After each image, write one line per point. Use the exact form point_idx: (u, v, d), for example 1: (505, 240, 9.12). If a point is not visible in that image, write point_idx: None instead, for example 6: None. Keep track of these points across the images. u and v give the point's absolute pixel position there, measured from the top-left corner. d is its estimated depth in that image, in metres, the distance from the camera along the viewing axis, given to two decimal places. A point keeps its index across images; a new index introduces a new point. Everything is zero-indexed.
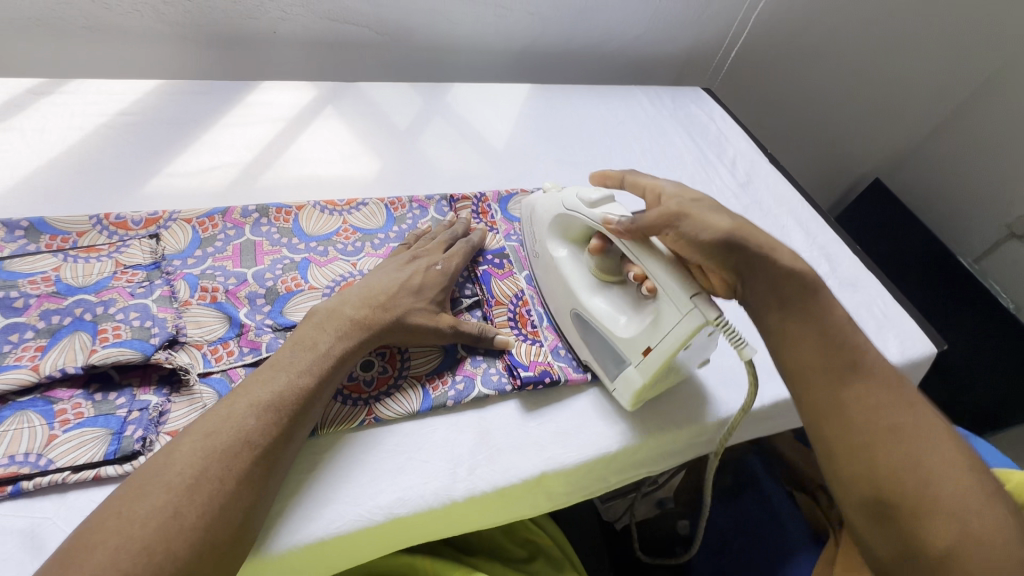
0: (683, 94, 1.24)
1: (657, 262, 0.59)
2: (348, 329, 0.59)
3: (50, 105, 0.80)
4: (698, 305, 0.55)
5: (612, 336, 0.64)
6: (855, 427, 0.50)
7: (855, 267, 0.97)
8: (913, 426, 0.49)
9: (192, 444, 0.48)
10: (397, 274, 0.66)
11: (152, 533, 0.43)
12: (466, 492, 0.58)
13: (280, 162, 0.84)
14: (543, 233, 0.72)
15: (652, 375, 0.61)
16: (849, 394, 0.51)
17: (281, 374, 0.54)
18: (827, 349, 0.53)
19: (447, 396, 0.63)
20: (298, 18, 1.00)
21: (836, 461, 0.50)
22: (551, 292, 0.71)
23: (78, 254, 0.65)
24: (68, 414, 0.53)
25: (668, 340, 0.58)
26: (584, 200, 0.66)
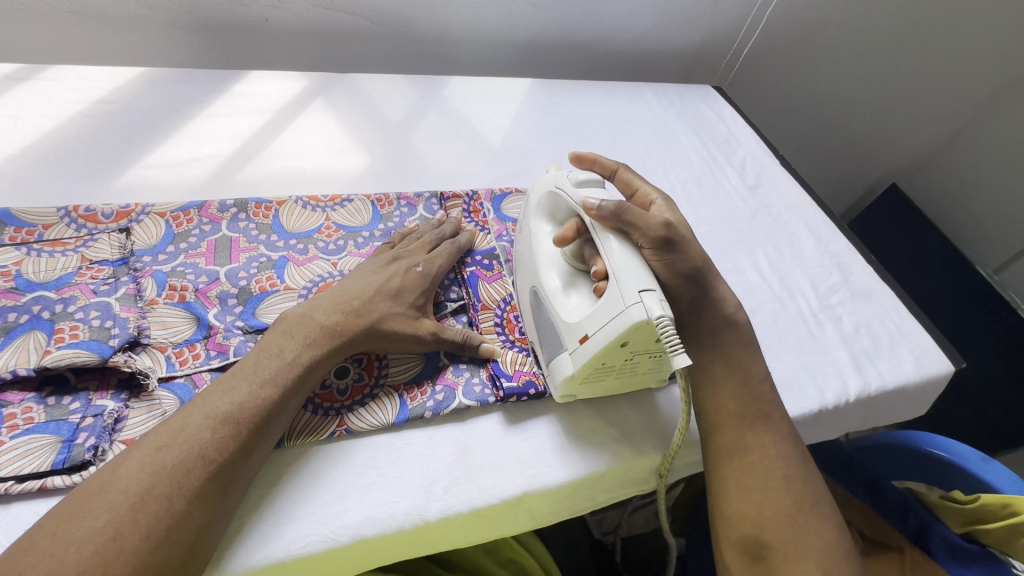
0: (692, 91, 1.19)
1: (621, 248, 0.55)
2: (319, 336, 0.56)
3: (28, 91, 0.77)
4: (645, 299, 0.50)
5: (554, 318, 0.60)
6: (751, 474, 0.56)
7: (868, 277, 0.92)
8: (798, 480, 0.57)
9: (140, 460, 0.44)
10: (375, 277, 0.62)
11: (89, 557, 0.39)
12: (441, 512, 0.54)
13: (264, 154, 0.81)
14: (528, 208, 0.68)
15: (581, 365, 0.56)
16: (753, 444, 0.58)
17: (243, 384, 0.50)
18: (743, 398, 0.60)
19: (425, 407, 0.59)
20: (291, 6, 0.96)
21: (728, 499, 0.56)
22: (519, 266, 0.68)
23: (42, 248, 0.62)
24: (18, 419, 0.50)
25: (605, 328, 0.53)
26: (571, 178, 0.62)
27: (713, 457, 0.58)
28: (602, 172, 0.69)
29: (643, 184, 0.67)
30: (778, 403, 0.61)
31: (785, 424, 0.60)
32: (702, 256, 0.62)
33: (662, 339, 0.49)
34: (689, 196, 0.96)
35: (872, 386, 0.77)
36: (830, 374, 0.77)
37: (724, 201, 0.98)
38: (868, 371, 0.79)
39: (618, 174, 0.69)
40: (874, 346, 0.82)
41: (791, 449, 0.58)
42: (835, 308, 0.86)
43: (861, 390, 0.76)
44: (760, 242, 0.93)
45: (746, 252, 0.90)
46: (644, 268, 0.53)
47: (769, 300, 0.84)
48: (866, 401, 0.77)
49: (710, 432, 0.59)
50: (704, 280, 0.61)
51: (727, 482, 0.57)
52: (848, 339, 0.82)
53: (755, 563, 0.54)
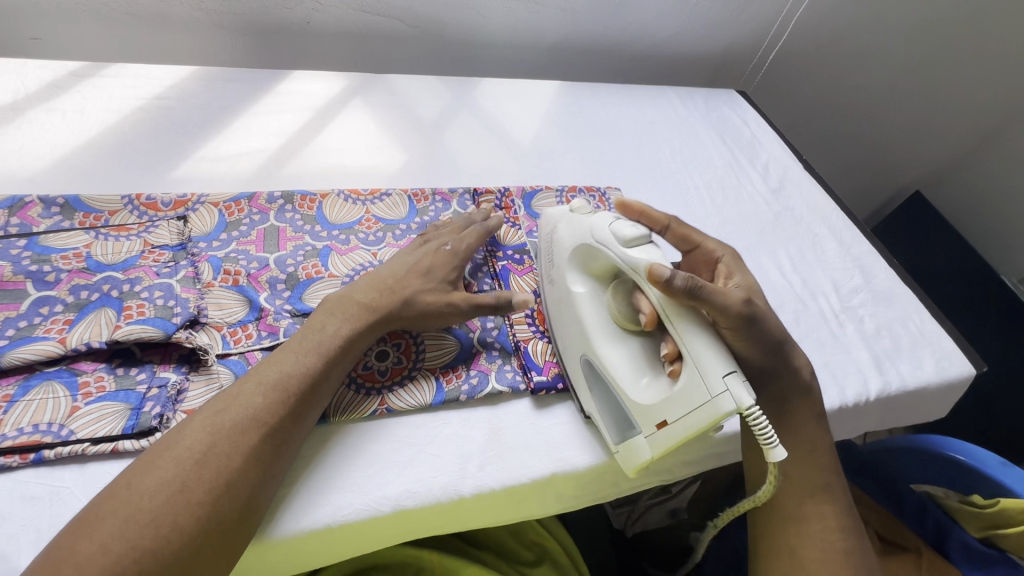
0: (716, 95, 1.21)
1: (696, 331, 0.52)
2: (358, 312, 0.59)
3: (91, 87, 0.82)
4: (730, 387, 0.50)
5: (624, 398, 0.59)
6: (809, 544, 0.56)
7: (891, 280, 0.93)
8: (858, 559, 0.56)
9: (202, 421, 0.48)
10: (409, 257, 0.66)
11: (160, 505, 0.43)
12: (475, 488, 0.58)
13: (307, 150, 0.85)
14: (568, 264, 0.64)
15: (662, 450, 0.56)
16: (812, 513, 0.58)
17: (290, 355, 0.54)
18: (805, 466, 0.60)
19: (460, 390, 0.63)
20: (332, 9, 1.01)
21: (782, 566, 0.57)
22: (563, 330, 0.66)
23: (108, 233, 0.66)
24: (91, 387, 0.55)
25: (689, 417, 0.53)
26: (618, 235, 0.57)
27: (769, 519, 0.60)
28: (652, 226, 0.67)
29: (704, 241, 0.67)
30: (841, 474, 0.62)
31: (845, 496, 0.60)
32: (782, 328, 0.61)
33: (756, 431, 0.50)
34: (712, 197, 0.99)
35: (892, 386, 0.79)
36: (851, 373, 0.78)
37: (747, 203, 1.00)
38: (889, 371, 0.80)
39: (671, 230, 0.66)
40: (895, 348, 0.83)
41: (855, 527, 0.58)
42: (857, 310, 0.87)
43: (881, 390, 0.78)
44: (782, 243, 0.94)
45: (769, 254, 0.92)
46: (723, 350, 0.52)
47: (791, 300, 0.86)
48: (886, 401, 0.78)
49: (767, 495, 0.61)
50: (785, 354, 0.61)
51: (782, 547, 0.58)
52: (870, 340, 0.84)
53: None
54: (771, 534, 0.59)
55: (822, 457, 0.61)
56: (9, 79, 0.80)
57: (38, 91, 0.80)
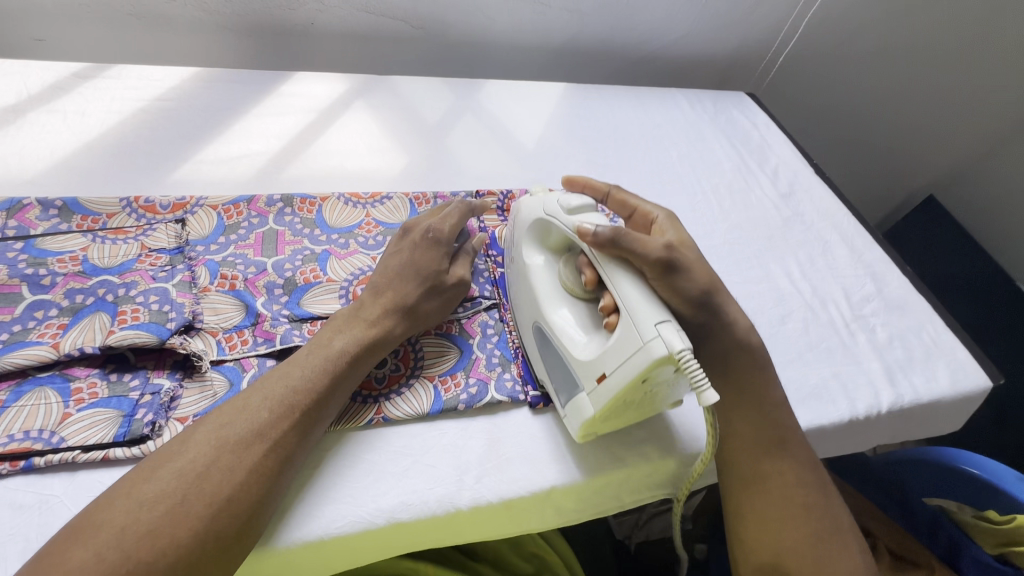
0: (725, 98, 1.19)
1: (628, 281, 0.54)
2: (364, 331, 0.58)
3: (93, 88, 0.82)
4: (663, 332, 0.49)
5: (568, 358, 0.58)
6: (769, 501, 0.56)
7: (904, 289, 0.91)
8: (821, 510, 0.57)
9: (207, 433, 0.47)
10: (395, 257, 0.64)
11: (158, 516, 0.42)
12: (472, 501, 0.56)
13: (308, 153, 0.84)
14: (520, 237, 0.67)
15: (602, 404, 0.54)
16: (770, 469, 0.58)
17: (298, 369, 0.53)
18: (757, 423, 0.60)
19: (459, 399, 0.61)
20: (335, 9, 1.00)
21: (749, 527, 0.57)
22: (518, 300, 0.66)
23: (105, 235, 0.65)
24: (83, 394, 0.54)
25: (624, 366, 0.52)
26: (563, 205, 0.61)
27: (730, 482, 0.59)
28: (594, 196, 0.70)
29: (640, 204, 0.68)
30: (796, 429, 0.62)
31: (800, 449, 0.60)
32: (708, 275, 0.61)
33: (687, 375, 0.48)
34: (720, 203, 0.97)
35: (905, 398, 0.76)
36: (862, 385, 0.76)
37: (755, 208, 0.98)
38: (901, 382, 0.78)
39: (611, 197, 0.69)
40: (908, 358, 0.81)
41: (816, 481, 0.58)
42: (869, 319, 0.85)
43: (893, 402, 0.75)
44: (792, 250, 0.92)
45: (778, 260, 0.90)
46: (657, 301, 0.52)
47: (800, 308, 0.83)
48: (898, 414, 0.76)
49: (724, 460, 0.60)
50: (714, 305, 0.60)
51: (744, 509, 0.57)
52: (882, 350, 0.81)
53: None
54: (732, 497, 0.59)
55: (778, 415, 0.61)
56: (11, 80, 0.80)
57: (40, 93, 0.80)
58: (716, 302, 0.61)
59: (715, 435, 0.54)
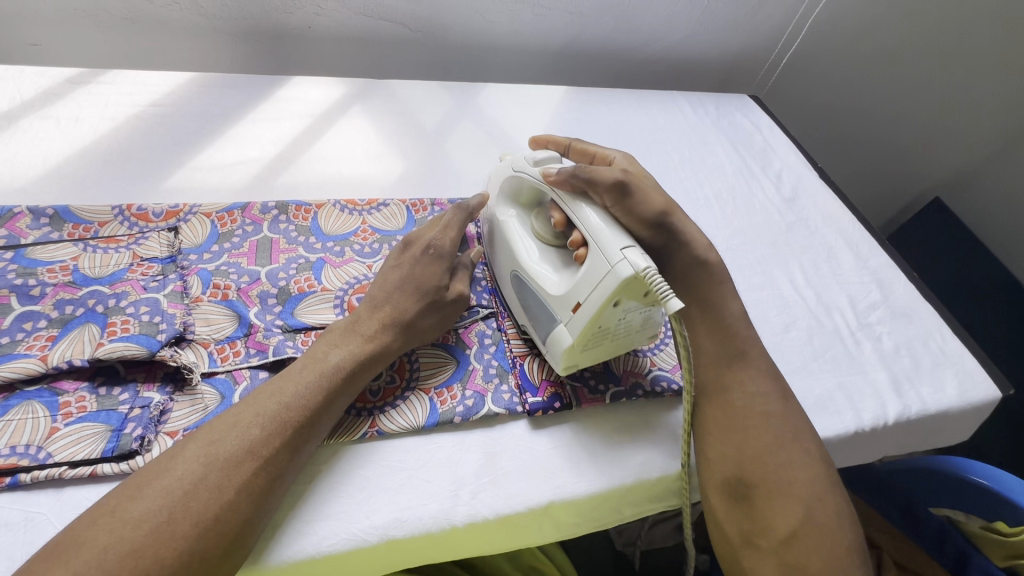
0: (727, 101, 1.17)
1: (593, 213, 0.57)
2: (360, 347, 0.57)
3: (87, 94, 0.81)
4: (628, 255, 0.52)
5: (544, 296, 0.60)
6: (732, 412, 0.58)
7: (910, 295, 0.89)
8: (782, 420, 0.58)
9: (196, 450, 0.46)
10: (395, 271, 0.63)
11: (141, 536, 0.41)
12: (468, 517, 0.55)
13: (304, 159, 0.83)
14: (492, 199, 0.70)
15: (579, 332, 0.56)
16: (731, 382, 0.60)
17: (291, 385, 0.52)
18: (719, 338, 0.62)
19: (455, 412, 0.60)
20: (333, 13, 0.99)
21: (712, 438, 0.58)
22: (496, 256, 0.69)
23: (97, 245, 0.65)
24: (71, 408, 0.53)
25: (596, 292, 0.54)
26: (529, 158, 0.65)
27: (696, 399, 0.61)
28: (557, 150, 0.72)
29: (599, 149, 0.69)
30: (757, 343, 0.63)
31: (761, 360, 0.62)
32: (665, 199, 0.64)
33: (653, 291, 0.51)
34: (723, 208, 0.95)
35: (912, 409, 0.74)
36: (868, 395, 0.74)
37: (759, 213, 0.96)
38: (909, 393, 0.76)
39: (571, 148, 0.71)
40: (915, 368, 0.79)
41: (777, 393, 0.60)
42: (874, 326, 0.83)
43: (900, 414, 0.73)
44: (796, 256, 0.91)
45: (782, 267, 0.89)
46: (621, 229, 0.56)
47: (804, 316, 0.82)
48: (905, 425, 0.74)
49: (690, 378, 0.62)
50: (674, 224, 0.64)
51: (708, 421, 0.59)
52: (888, 359, 0.79)
53: (739, 502, 0.55)
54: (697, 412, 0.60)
55: (736, 329, 0.63)
56: (5, 85, 0.79)
57: (34, 98, 0.79)
58: (674, 225, 0.64)
59: (687, 344, 0.54)
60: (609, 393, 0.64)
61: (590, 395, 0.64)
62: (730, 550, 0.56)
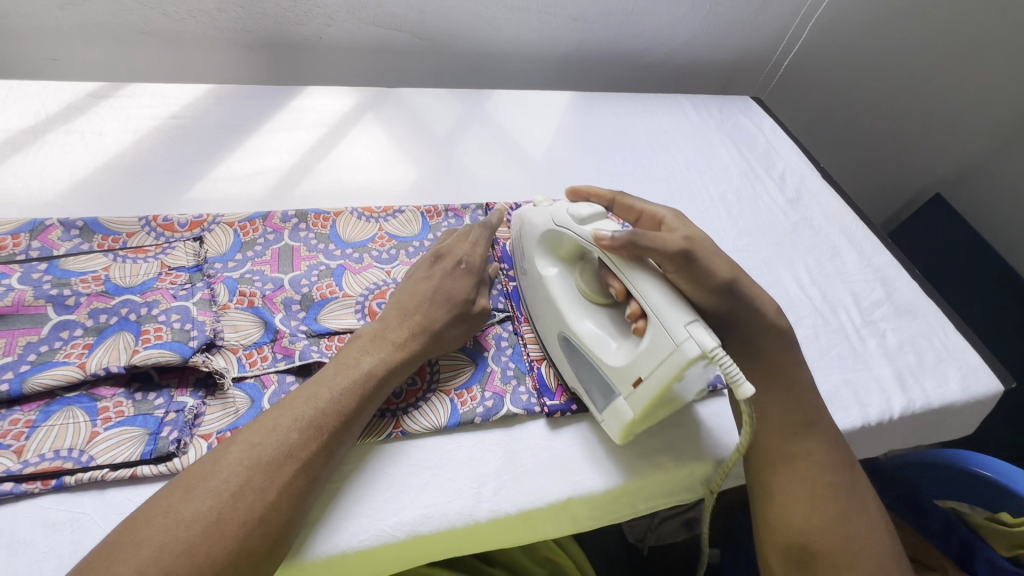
0: (730, 103, 1.19)
1: (650, 282, 0.55)
2: (392, 353, 0.59)
3: (109, 108, 0.84)
4: (693, 333, 0.51)
5: (601, 366, 0.60)
6: (798, 479, 0.58)
7: (913, 293, 0.91)
8: (848, 489, 0.58)
9: (239, 453, 0.48)
10: (426, 281, 0.65)
11: (194, 535, 0.43)
12: (491, 513, 0.57)
13: (320, 168, 0.86)
14: (532, 251, 0.68)
15: (642, 407, 0.56)
16: (799, 451, 0.59)
17: (325, 391, 0.54)
18: (788, 406, 0.61)
19: (475, 413, 0.62)
20: (344, 24, 1.01)
21: (775, 504, 0.58)
22: (540, 313, 0.67)
23: (126, 255, 0.67)
24: (110, 412, 0.55)
25: (659, 370, 0.53)
26: (573, 216, 0.61)
27: (760, 464, 0.60)
28: (600, 203, 0.71)
29: (645, 206, 0.68)
30: (825, 409, 0.63)
31: (827, 428, 0.61)
32: (730, 266, 0.60)
33: (723, 375, 0.50)
34: (728, 209, 0.97)
35: (917, 404, 0.76)
36: (874, 391, 0.76)
37: (764, 214, 0.98)
38: (913, 388, 0.78)
39: (616, 203, 0.70)
40: (919, 363, 0.81)
41: (842, 460, 0.60)
42: (879, 324, 0.85)
43: (905, 408, 0.76)
44: (801, 255, 0.93)
45: (787, 266, 0.91)
46: (682, 301, 0.54)
47: (810, 314, 0.84)
48: (910, 419, 0.76)
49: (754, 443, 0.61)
50: (740, 290, 0.61)
51: (771, 487, 0.58)
52: (892, 355, 0.82)
53: (801, 568, 0.55)
54: (761, 477, 0.60)
55: (804, 396, 0.62)
56: (29, 100, 0.81)
57: (58, 113, 0.81)
58: (742, 291, 0.61)
59: (752, 418, 0.55)
60: None
61: None
62: None
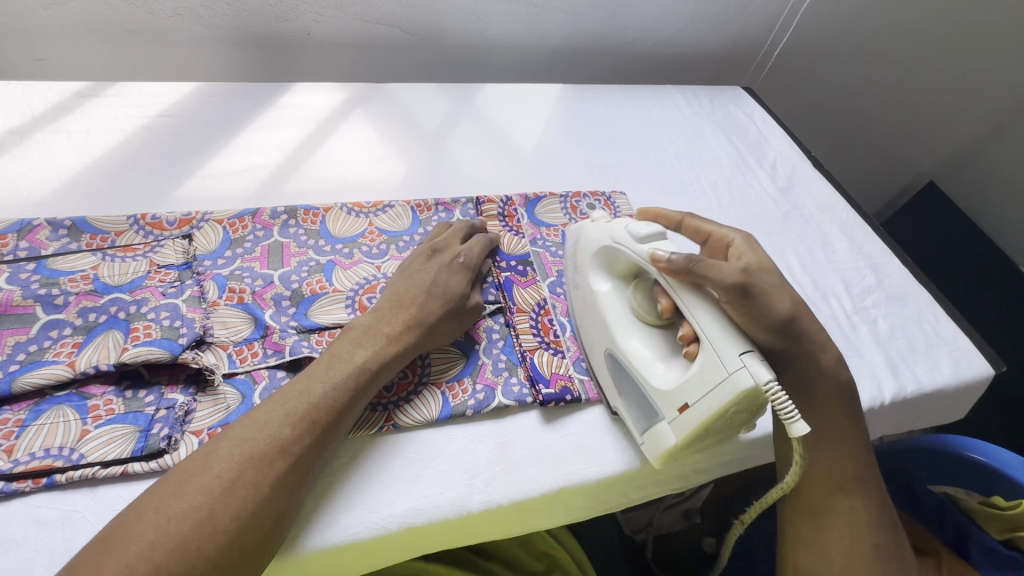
0: (721, 93, 1.19)
1: (705, 310, 0.55)
2: (386, 345, 0.59)
3: (96, 107, 0.83)
4: (748, 363, 0.51)
5: (646, 389, 0.60)
6: (836, 537, 0.58)
7: (904, 279, 0.91)
8: (886, 550, 0.58)
9: (230, 448, 0.48)
10: (422, 273, 0.65)
11: (186, 531, 0.44)
12: (482, 504, 0.57)
13: (310, 164, 0.85)
14: (587, 265, 0.68)
15: (686, 434, 0.56)
16: (841, 509, 0.59)
17: (318, 385, 0.54)
18: (837, 462, 0.61)
19: (467, 405, 0.62)
20: (331, 19, 1.01)
21: (808, 554, 0.59)
22: (587, 329, 0.67)
23: (115, 253, 0.67)
24: (100, 410, 0.55)
25: (709, 397, 0.54)
26: (633, 233, 0.61)
27: (799, 513, 0.61)
28: (667, 224, 0.70)
29: (715, 230, 0.67)
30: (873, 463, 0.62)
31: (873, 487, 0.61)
32: (789, 302, 0.60)
33: (776, 408, 0.50)
34: (719, 199, 0.97)
35: (908, 389, 0.77)
36: (866, 377, 0.77)
37: (755, 203, 0.98)
38: (904, 373, 0.78)
39: (684, 225, 0.69)
40: (910, 349, 0.82)
41: (886, 520, 0.60)
42: (870, 311, 0.86)
43: (896, 394, 0.76)
44: (792, 244, 0.93)
45: (778, 255, 0.91)
46: (736, 330, 0.54)
47: None
48: (901, 404, 0.77)
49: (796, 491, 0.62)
50: (796, 330, 0.60)
51: (808, 538, 0.59)
52: (884, 341, 0.82)
53: None
54: (797, 525, 0.61)
55: (853, 450, 0.62)
56: (16, 101, 0.81)
57: (45, 113, 0.81)
58: (800, 330, 0.61)
59: (802, 463, 0.56)
60: None
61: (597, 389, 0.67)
62: None
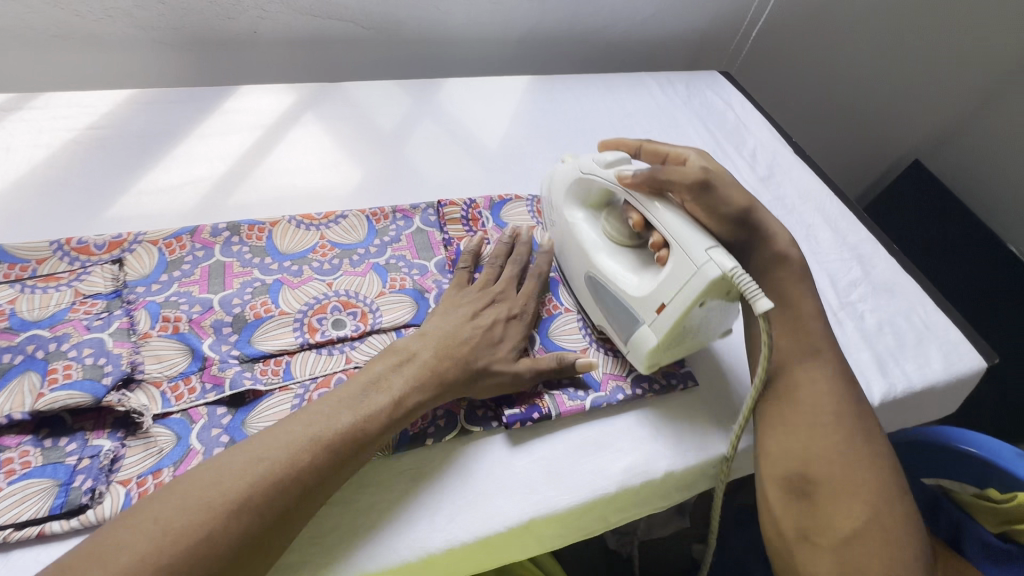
0: (698, 78, 1.14)
1: (671, 213, 0.59)
2: (426, 379, 0.54)
3: (18, 121, 0.77)
4: (714, 255, 0.54)
5: (624, 298, 0.62)
6: (798, 410, 0.58)
7: (891, 270, 0.87)
8: (850, 418, 0.57)
9: (247, 461, 0.45)
10: (477, 317, 0.60)
11: (182, 552, 0.40)
12: (445, 543, 0.53)
13: (256, 173, 0.79)
14: (557, 203, 0.71)
15: (665, 333, 0.58)
16: (804, 378, 0.59)
17: (345, 413, 0.50)
18: (798, 339, 0.61)
19: (427, 433, 0.57)
20: (278, 15, 0.94)
21: (773, 432, 0.58)
22: (567, 259, 0.70)
23: (36, 284, 0.61)
24: (15, 464, 0.50)
25: (681, 293, 0.56)
26: (599, 161, 0.65)
27: (764, 397, 0.60)
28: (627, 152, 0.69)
29: (671, 148, 0.66)
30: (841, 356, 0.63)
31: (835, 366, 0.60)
32: (748, 196, 0.64)
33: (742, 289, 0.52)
34: None
35: (898, 388, 0.73)
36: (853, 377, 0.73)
37: None
38: (893, 372, 0.74)
39: (642, 150, 0.68)
40: (899, 345, 0.78)
41: (853, 398, 0.59)
42: (856, 305, 0.82)
43: (886, 394, 0.72)
44: None
45: None
46: (701, 230, 0.57)
47: None
48: (892, 405, 0.73)
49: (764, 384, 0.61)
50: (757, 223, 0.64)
51: (773, 413, 0.59)
52: (871, 337, 0.78)
53: (801, 499, 0.55)
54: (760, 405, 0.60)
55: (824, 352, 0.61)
56: None
57: None
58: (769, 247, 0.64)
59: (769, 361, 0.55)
60: (589, 398, 0.62)
61: (569, 403, 0.61)
62: (783, 545, 0.56)
